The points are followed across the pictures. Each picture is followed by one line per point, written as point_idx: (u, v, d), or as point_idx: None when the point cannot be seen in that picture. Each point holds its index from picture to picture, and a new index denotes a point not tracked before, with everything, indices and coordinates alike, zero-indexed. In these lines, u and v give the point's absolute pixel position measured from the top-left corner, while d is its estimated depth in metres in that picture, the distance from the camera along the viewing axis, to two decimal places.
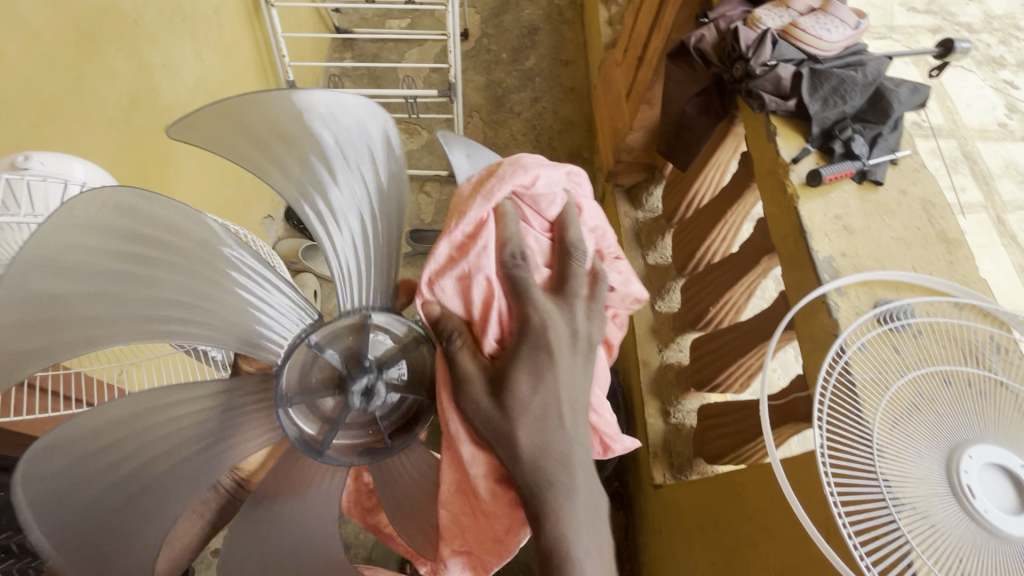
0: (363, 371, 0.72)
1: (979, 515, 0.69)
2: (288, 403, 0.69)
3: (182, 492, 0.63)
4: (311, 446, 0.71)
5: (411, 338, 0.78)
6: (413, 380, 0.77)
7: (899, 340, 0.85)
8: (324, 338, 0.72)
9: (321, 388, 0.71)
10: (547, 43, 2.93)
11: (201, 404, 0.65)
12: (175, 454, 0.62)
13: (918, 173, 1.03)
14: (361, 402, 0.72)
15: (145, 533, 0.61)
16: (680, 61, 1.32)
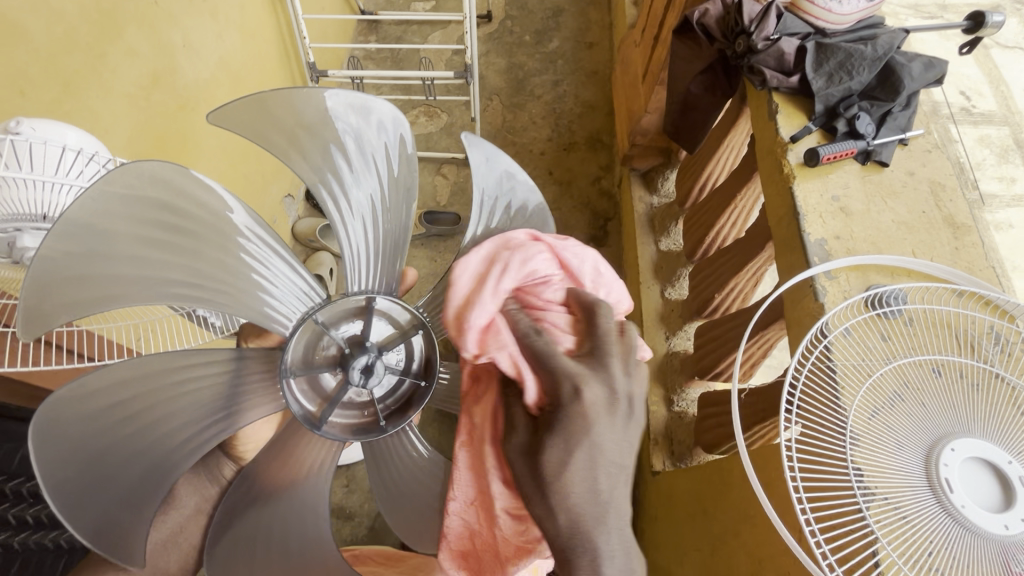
0: (362, 352, 0.70)
1: (955, 511, 0.65)
2: (292, 377, 0.69)
3: (185, 454, 0.66)
4: (310, 420, 0.71)
5: (413, 325, 0.74)
6: (411, 367, 0.76)
7: (887, 328, 0.81)
8: (330, 318, 0.70)
9: (321, 365, 0.71)
10: (572, 25, 2.86)
11: (212, 373, 0.67)
12: (184, 418, 0.65)
13: (929, 154, 0.98)
14: (360, 382, 0.71)
15: (148, 491, 0.64)
16: (686, 38, 1.28)
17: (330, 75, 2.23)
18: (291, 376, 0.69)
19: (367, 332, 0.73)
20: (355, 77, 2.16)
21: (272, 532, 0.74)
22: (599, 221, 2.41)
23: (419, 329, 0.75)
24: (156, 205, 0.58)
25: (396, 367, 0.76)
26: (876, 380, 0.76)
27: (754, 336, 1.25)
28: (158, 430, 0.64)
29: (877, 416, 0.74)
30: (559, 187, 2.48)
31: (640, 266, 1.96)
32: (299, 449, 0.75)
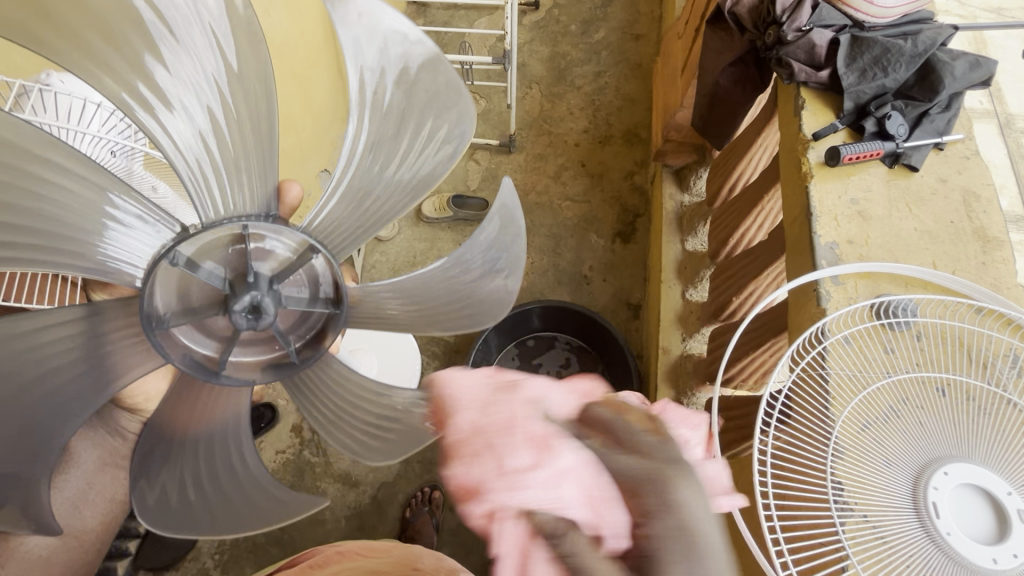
0: (247, 288, 0.62)
1: (939, 537, 0.60)
2: (163, 327, 0.60)
3: (67, 427, 0.59)
4: (205, 368, 0.64)
5: (305, 246, 0.64)
6: (320, 291, 0.67)
7: (893, 340, 0.77)
8: (196, 252, 0.60)
9: (204, 310, 0.62)
10: (620, 15, 2.78)
11: (66, 330, 0.58)
12: (51, 386, 0.58)
13: (966, 162, 0.91)
14: (248, 321, 0.63)
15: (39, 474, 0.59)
16: (718, 28, 1.24)
17: None
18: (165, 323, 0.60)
19: (260, 259, 0.64)
20: None
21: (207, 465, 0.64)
22: (628, 217, 2.36)
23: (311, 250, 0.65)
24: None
25: (297, 295, 0.66)
26: (871, 394, 0.72)
27: (765, 343, 1.19)
28: (33, 402, 0.57)
29: (867, 430, 0.70)
30: (590, 179, 2.44)
31: (664, 264, 1.92)
32: (204, 398, 0.65)
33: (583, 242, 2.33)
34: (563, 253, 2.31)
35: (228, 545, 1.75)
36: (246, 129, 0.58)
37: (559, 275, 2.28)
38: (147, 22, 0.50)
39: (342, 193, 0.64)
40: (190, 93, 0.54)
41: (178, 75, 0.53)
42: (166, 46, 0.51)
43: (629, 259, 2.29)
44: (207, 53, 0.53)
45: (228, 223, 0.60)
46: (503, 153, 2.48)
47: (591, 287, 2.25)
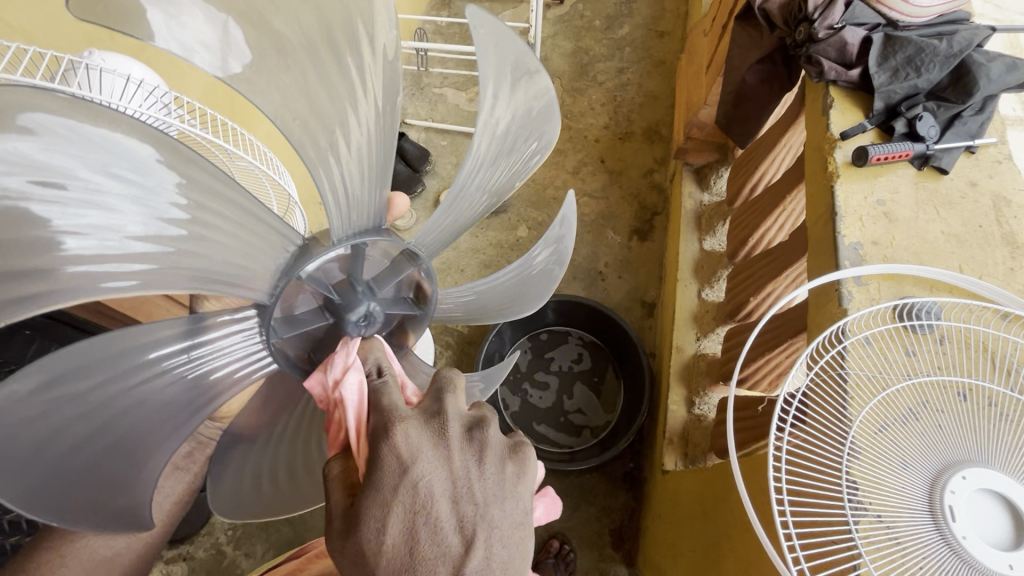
0: (360, 299, 0.66)
1: (954, 541, 0.59)
2: (274, 337, 0.63)
3: (160, 441, 0.62)
4: (302, 362, 0.68)
5: (402, 253, 0.69)
6: (405, 292, 0.73)
7: (914, 342, 0.76)
8: (318, 273, 0.60)
9: (307, 321, 0.64)
10: (645, 12, 2.76)
11: (171, 352, 0.58)
12: (151, 405, 0.59)
13: (998, 166, 0.89)
14: (357, 325, 0.67)
15: (132, 481, 0.62)
16: (747, 25, 1.23)
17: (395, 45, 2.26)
18: (274, 331, 0.62)
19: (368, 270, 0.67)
20: (420, 49, 2.18)
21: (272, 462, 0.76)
22: (646, 215, 2.35)
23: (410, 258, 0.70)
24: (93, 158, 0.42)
25: (395, 300, 0.72)
26: (890, 395, 0.72)
27: (782, 343, 1.18)
28: (133, 420, 0.58)
29: (884, 432, 0.70)
30: (609, 176, 2.43)
31: (680, 262, 1.91)
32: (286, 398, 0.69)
33: (600, 239, 2.32)
34: (579, 249, 2.31)
35: (239, 522, 1.79)
36: (355, 110, 0.56)
37: (574, 270, 2.27)
38: (186, 56, 0.48)
39: (457, 192, 0.74)
40: (284, 102, 0.54)
41: (252, 65, 0.52)
42: (211, 46, 0.49)
43: (645, 257, 2.29)
44: (278, 44, 0.51)
45: (343, 245, 0.61)
46: None
47: (605, 284, 2.25)
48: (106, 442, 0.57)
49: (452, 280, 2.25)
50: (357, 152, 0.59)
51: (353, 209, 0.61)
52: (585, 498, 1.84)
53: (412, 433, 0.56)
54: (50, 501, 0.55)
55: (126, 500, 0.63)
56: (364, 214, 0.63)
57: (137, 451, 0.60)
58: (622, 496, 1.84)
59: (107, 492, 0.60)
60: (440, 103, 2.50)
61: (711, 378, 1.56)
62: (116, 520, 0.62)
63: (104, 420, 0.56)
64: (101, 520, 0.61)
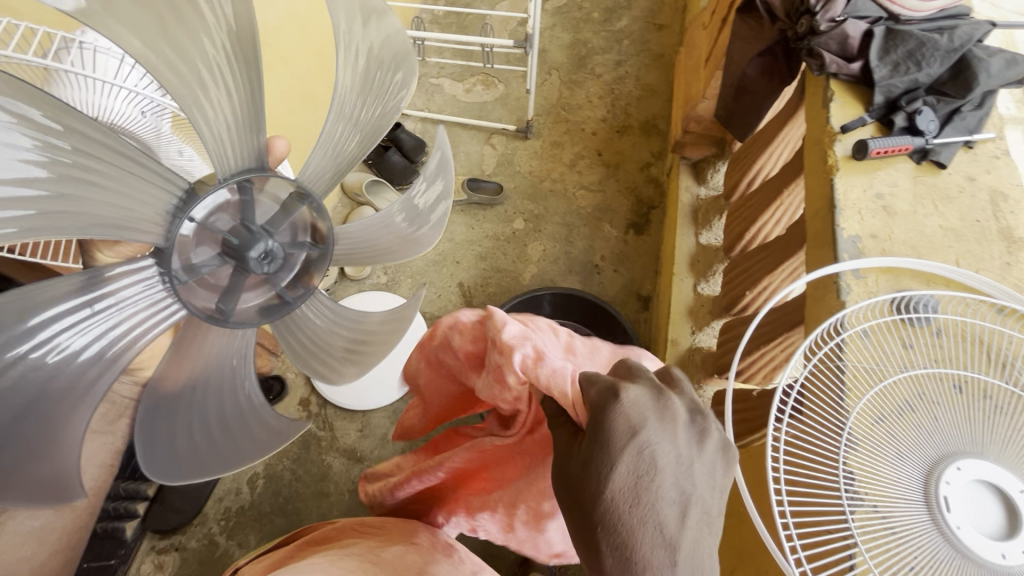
0: (253, 237, 0.64)
1: (948, 530, 0.60)
2: (176, 285, 0.63)
3: (75, 403, 0.58)
4: (210, 316, 0.65)
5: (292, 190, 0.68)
6: (302, 236, 0.70)
7: (910, 335, 0.76)
8: (207, 212, 0.62)
9: (201, 263, 0.63)
10: (643, 4, 2.74)
11: (70, 297, 0.56)
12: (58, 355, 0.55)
13: (995, 161, 0.90)
14: (258, 265, 0.66)
15: (62, 456, 0.56)
16: (748, 17, 1.23)
17: None
18: (177, 278, 0.63)
19: (260, 206, 0.66)
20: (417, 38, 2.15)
21: (202, 411, 0.66)
22: (642, 208, 2.35)
23: (302, 195, 0.68)
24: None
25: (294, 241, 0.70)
26: (887, 387, 0.72)
27: (778, 337, 1.19)
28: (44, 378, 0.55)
29: (881, 423, 0.70)
30: (606, 169, 2.42)
31: (676, 257, 1.91)
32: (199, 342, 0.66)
33: (596, 232, 2.32)
34: (574, 242, 2.30)
35: (233, 512, 1.78)
36: (211, 49, 0.56)
37: (570, 263, 2.27)
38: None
39: (330, 128, 0.71)
40: (154, 55, 0.53)
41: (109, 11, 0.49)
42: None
43: (641, 250, 2.29)
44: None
45: (228, 182, 0.62)
46: (519, 140, 2.47)
47: (601, 277, 2.25)
48: (13, 399, 0.53)
49: (448, 271, 2.25)
50: (231, 100, 0.60)
51: (228, 145, 0.62)
52: None
53: (640, 399, 0.59)
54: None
55: (45, 462, 0.54)
56: (241, 156, 0.63)
57: (47, 409, 0.55)
58: None
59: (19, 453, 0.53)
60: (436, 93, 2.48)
61: (706, 371, 1.56)
62: (48, 487, 0.54)
63: (11, 372, 0.52)
64: (23, 488, 0.52)
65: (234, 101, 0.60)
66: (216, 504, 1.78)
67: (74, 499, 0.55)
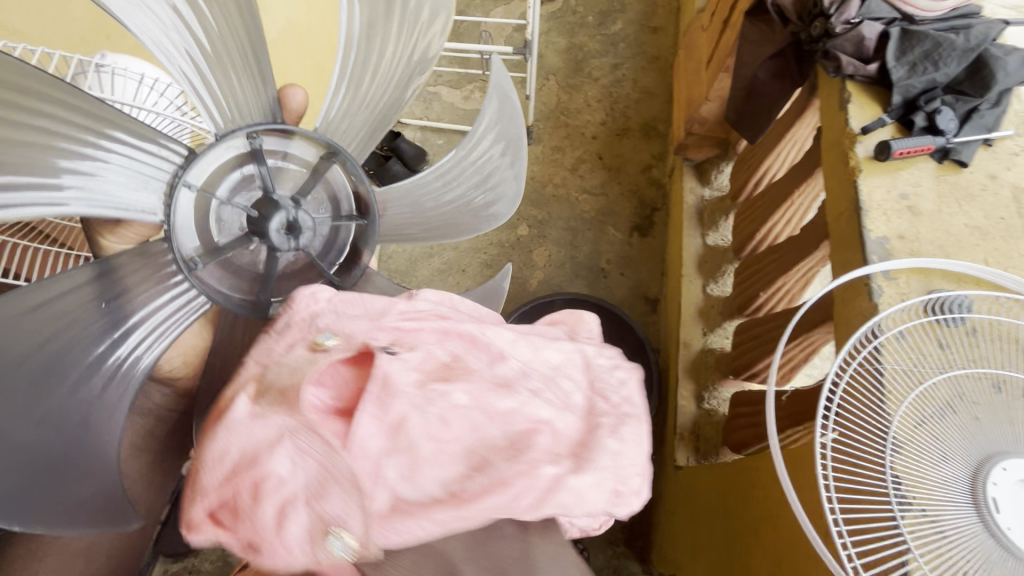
0: (278, 210, 0.65)
1: (999, 532, 0.59)
2: (197, 268, 0.62)
3: (103, 412, 0.60)
4: (247, 307, 0.67)
5: (322, 150, 0.69)
6: (343, 208, 0.72)
7: (946, 335, 0.77)
8: (202, 178, 0.61)
9: (228, 246, 0.64)
10: (637, 7, 2.75)
11: (81, 292, 0.57)
12: (81, 362, 0.58)
13: (1015, 158, 0.91)
14: (287, 241, 0.66)
15: (84, 478, 0.59)
16: (759, 20, 1.26)
17: None
18: (194, 266, 0.62)
19: (283, 178, 0.67)
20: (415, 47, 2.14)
21: None
22: (646, 211, 2.35)
23: (331, 158, 0.69)
24: None
25: (323, 212, 0.70)
26: (927, 389, 0.72)
27: (795, 338, 1.18)
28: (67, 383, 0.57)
29: (924, 425, 0.69)
30: (607, 172, 2.42)
31: (684, 259, 1.91)
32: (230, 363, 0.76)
33: (601, 236, 2.32)
34: (580, 247, 2.30)
35: None
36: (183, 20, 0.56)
37: (577, 268, 2.27)
38: None
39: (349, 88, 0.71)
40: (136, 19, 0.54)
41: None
42: None
43: (645, 253, 2.29)
44: None
45: (234, 136, 0.62)
46: None
47: (608, 281, 2.25)
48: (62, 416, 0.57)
49: (454, 280, 2.24)
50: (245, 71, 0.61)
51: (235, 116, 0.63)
52: None
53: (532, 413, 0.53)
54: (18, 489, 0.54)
55: (76, 488, 0.58)
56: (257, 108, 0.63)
57: (81, 420, 0.59)
58: None
59: (61, 475, 0.57)
60: (434, 101, 2.47)
61: (720, 373, 1.56)
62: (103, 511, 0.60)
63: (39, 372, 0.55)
64: (62, 509, 0.56)
65: (246, 71, 0.61)
66: None
67: (128, 521, 0.63)
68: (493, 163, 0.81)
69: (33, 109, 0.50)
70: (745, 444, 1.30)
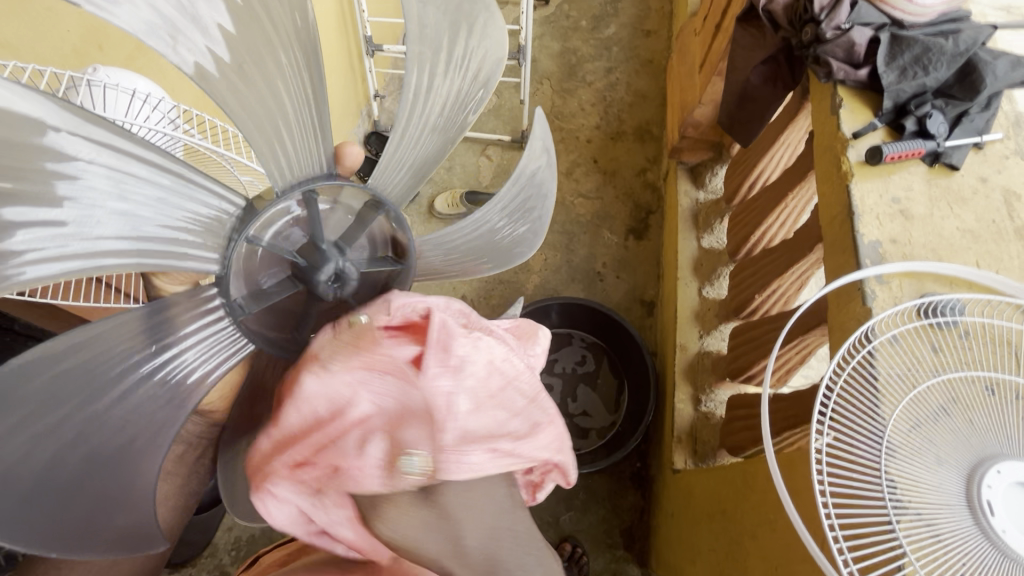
0: (325, 259, 0.59)
1: (994, 535, 0.60)
2: (241, 315, 0.56)
3: (151, 451, 0.54)
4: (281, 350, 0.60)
5: (367, 201, 0.62)
6: (382, 252, 0.65)
7: (939, 338, 0.77)
8: (260, 229, 0.54)
9: (276, 292, 0.57)
10: (630, 11, 2.76)
11: (129, 328, 0.50)
12: (130, 402, 0.51)
13: (1005, 161, 0.92)
14: (333, 290, 0.60)
15: (125, 510, 0.54)
16: (750, 26, 1.26)
17: (384, 51, 2.15)
18: (243, 313, 0.56)
19: (330, 225, 0.60)
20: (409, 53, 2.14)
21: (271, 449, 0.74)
22: (641, 214, 2.36)
23: (377, 206, 0.62)
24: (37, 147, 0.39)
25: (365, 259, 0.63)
26: (921, 392, 0.72)
27: (791, 341, 1.18)
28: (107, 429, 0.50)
29: (918, 429, 0.69)
30: (602, 176, 2.43)
31: (679, 262, 1.91)
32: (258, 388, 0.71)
33: (596, 239, 2.32)
34: (576, 250, 2.31)
35: (244, 541, 1.74)
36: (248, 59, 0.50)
37: (573, 271, 2.27)
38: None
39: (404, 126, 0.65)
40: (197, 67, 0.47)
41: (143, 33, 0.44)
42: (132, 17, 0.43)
43: (641, 255, 2.30)
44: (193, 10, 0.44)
45: (291, 192, 0.55)
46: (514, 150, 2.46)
47: (604, 284, 2.25)
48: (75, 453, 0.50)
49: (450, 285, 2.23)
50: (301, 116, 0.55)
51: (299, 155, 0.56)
52: (593, 500, 1.86)
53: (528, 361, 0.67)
54: (51, 529, 0.49)
55: (122, 517, 0.54)
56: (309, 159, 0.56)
57: (118, 464, 0.52)
58: (631, 495, 1.86)
59: (100, 511, 0.52)
60: None
61: (717, 376, 1.57)
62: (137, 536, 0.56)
63: (80, 423, 0.49)
64: (102, 541, 0.53)
65: (307, 126, 0.55)
66: (225, 534, 1.74)
67: (155, 547, 0.58)
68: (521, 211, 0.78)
69: (135, 156, 0.44)
70: (742, 447, 1.31)
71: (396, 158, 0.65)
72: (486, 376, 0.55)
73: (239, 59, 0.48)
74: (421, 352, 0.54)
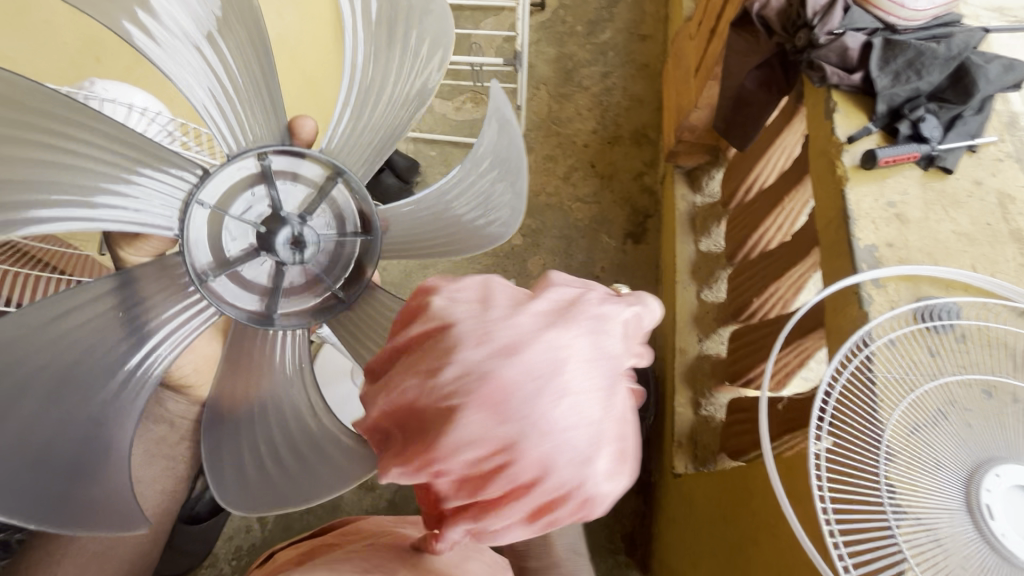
0: (283, 224, 0.72)
1: (994, 539, 0.60)
2: (209, 279, 0.72)
3: (126, 411, 0.69)
4: (255, 319, 0.76)
5: (330, 172, 0.75)
6: (346, 226, 0.79)
7: (936, 341, 0.77)
8: (211, 194, 0.69)
9: (237, 260, 0.73)
10: (625, 16, 2.77)
11: (100, 302, 0.66)
12: (106, 357, 0.67)
13: (999, 164, 0.92)
14: (293, 255, 0.74)
15: (105, 479, 0.66)
16: (744, 31, 1.27)
17: None
18: (206, 280, 0.72)
19: (294, 200, 0.74)
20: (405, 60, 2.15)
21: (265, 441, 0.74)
22: (639, 218, 2.36)
23: (336, 178, 0.76)
24: (41, 130, 0.58)
25: (327, 229, 0.78)
26: (919, 396, 0.72)
27: (790, 344, 1.18)
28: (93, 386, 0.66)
29: (917, 434, 0.70)
30: (600, 180, 2.43)
31: (677, 265, 1.91)
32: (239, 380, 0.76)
33: (595, 243, 2.33)
34: (574, 255, 2.31)
35: (245, 550, 1.73)
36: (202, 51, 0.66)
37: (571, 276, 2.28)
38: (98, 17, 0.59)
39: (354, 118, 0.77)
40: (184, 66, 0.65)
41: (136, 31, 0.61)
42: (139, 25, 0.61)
43: (640, 259, 2.30)
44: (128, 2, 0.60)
45: (245, 158, 0.70)
46: None
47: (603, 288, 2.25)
48: (79, 419, 0.65)
49: None
50: (268, 131, 0.73)
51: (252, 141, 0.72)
52: None
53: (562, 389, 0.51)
54: (29, 498, 0.60)
55: (100, 488, 0.66)
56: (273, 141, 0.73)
57: (104, 423, 0.67)
58: (633, 499, 1.86)
59: (76, 480, 0.64)
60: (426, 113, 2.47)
61: (716, 379, 1.57)
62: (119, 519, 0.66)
63: (56, 377, 0.63)
64: (96, 517, 0.64)
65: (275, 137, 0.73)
66: (226, 544, 1.74)
67: (137, 526, 0.67)
68: (489, 189, 0.83)
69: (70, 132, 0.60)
70: (743, 451, 1.31)
71: (344, 143, 0.78)
72: (580, 424, 0.50)
73: (233, 86, 0.69)
74: (541, 387, 0.50)
